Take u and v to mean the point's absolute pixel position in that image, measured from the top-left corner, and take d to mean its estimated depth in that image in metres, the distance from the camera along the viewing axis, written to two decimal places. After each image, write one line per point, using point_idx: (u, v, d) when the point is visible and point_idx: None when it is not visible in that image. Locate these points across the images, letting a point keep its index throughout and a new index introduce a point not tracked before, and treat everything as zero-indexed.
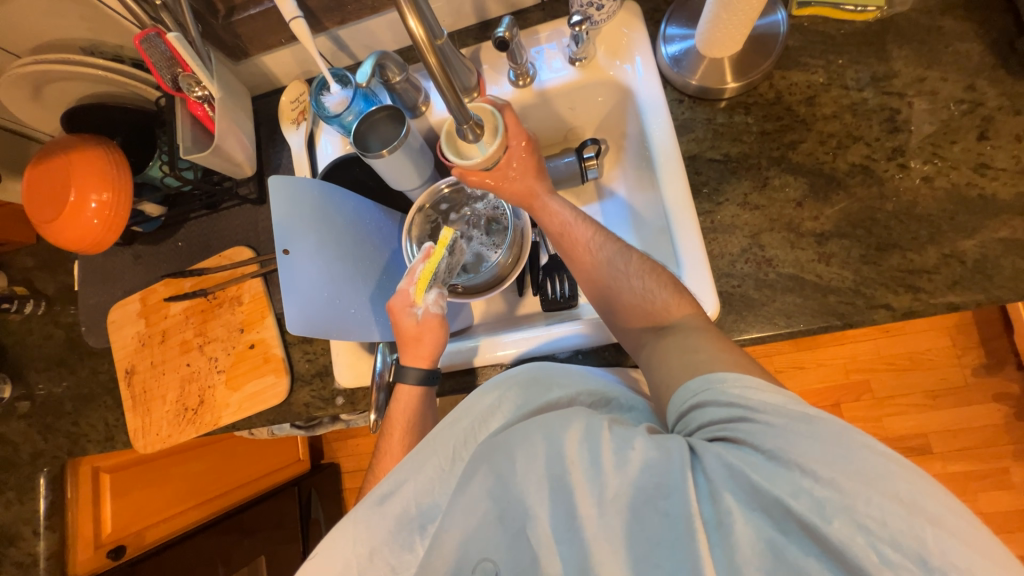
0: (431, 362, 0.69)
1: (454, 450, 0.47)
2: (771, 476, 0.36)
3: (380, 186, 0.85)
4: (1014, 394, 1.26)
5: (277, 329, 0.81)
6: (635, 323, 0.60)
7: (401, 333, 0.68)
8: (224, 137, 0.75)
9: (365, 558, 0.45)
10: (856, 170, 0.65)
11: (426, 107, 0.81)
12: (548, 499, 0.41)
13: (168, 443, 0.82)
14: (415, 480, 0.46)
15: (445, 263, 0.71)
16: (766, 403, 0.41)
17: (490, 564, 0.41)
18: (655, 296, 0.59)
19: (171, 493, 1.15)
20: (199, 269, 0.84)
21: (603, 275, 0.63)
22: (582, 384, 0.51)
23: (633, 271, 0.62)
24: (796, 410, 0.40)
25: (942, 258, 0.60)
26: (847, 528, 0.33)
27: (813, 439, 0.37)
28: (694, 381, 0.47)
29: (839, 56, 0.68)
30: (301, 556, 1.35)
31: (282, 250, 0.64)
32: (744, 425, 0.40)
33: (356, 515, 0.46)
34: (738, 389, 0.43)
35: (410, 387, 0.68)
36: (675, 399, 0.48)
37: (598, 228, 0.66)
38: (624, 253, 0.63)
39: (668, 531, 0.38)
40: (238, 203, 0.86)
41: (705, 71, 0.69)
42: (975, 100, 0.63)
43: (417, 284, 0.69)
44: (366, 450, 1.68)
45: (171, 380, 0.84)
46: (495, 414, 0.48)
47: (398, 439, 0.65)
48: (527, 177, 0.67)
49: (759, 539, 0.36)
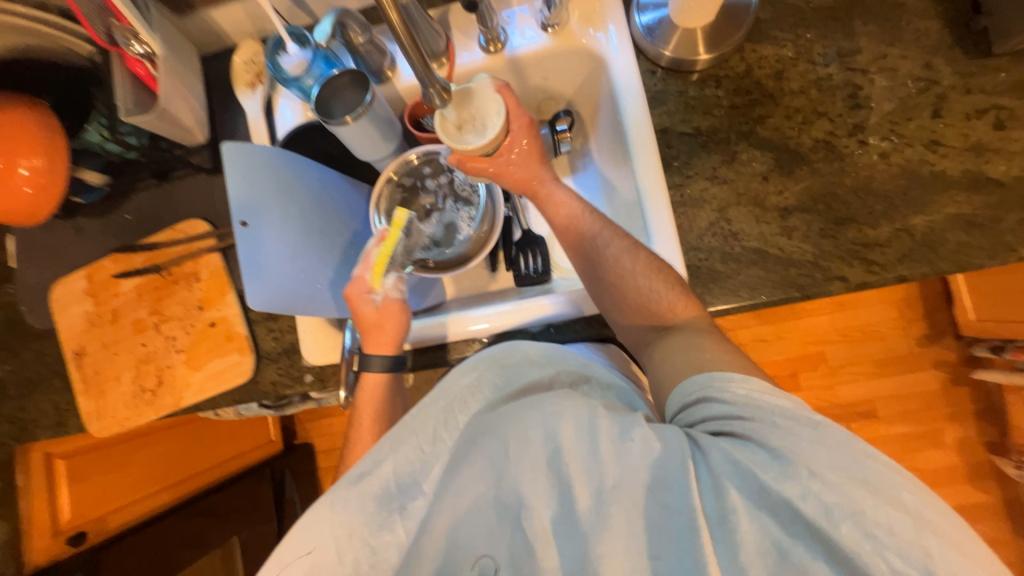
0: (395, 347, 0.68)
1: (434, 431, 0.46)
2: (780, 478, 0.37)
3: (346, 157, 0.81)
4: (951, 361, 1.37)
5: (240, 307, 0.77)
6: (638, 320, 0.61)
7: (360, 320, 0.67)
8: (170, 100, 0.70)
9: (344, 539, 0.43)
10: (819, 146, 0.66)
11: (392, 72, 0.77)
12: (544, 492, 0.40)
13: (126, 426, 0.79)
14: (394, 459, 0.45)
15: (402, 245, 0.69)
16: (772, 405, 0.43)
17: (490, 560, 0.41)
18: (661, 297, 0.60)
19: (135, 478, 1.10)
20: (151, 244, 0.79)
21: (608, 271, 0.63)
22: (560, 363, 0.52)
23: (639, 269, 0.61)
24: (803, 414, 0.41)
25: (894, 232, 0.63)
26: (855, 534, 0.34)
27: (818, 445, 0.38)
28: (699, 377, 0.49)
29: (808, 30, 0.69)
30: (276, 535, 1.34)
31: (241, 221, 0.59)
32: (747, 421, 0.42)
33: (335, 495, 0.44)
34: (743, 391, 0.45)
35: (375, 375, 0.68)
36: (679, 389, 0.50)
37: (604, 221, 0.67)
38: (631, 250, 0.63)
39: (671, 524, 0.38)
40: (192, 172, 0.81)
41: (678, 41, 0.68)
42: (931, 78, 0.65)
43: (373, 269, 0.66)
44: (339, 429, 1.67)
45: (126, 361, 0.80)
46: (475, 393, 0.48)
47: (367, 426, 0.68)
48: (531, 162, 0.67)
49: (764, 536, 0.36)
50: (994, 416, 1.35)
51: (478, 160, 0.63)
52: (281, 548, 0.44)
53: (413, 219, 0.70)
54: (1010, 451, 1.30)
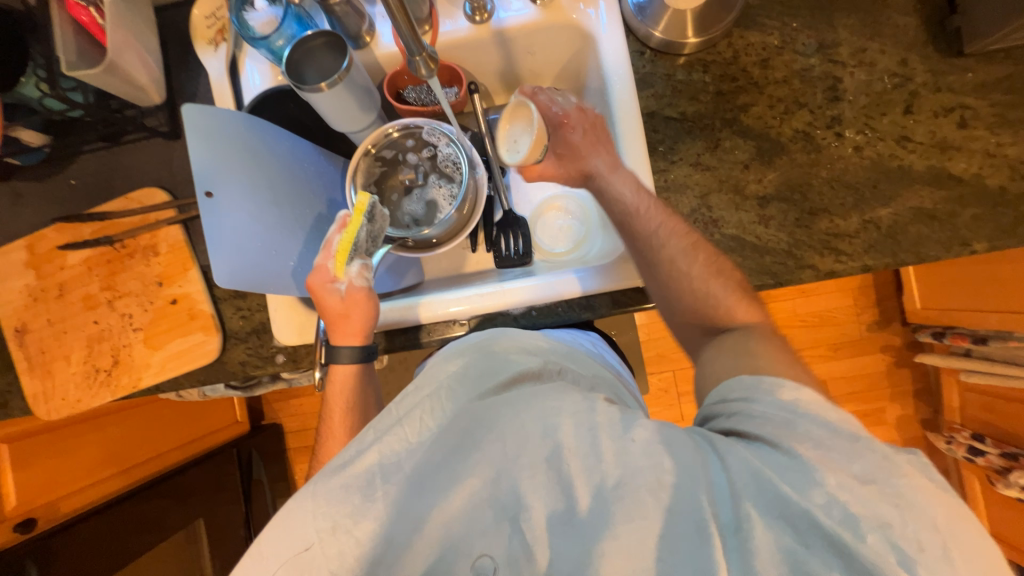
0: (363, 337, 0.67)
1: (420, 422, 0.44)
2: (802, 485, 0.36)
3: (319, 127, 0.77)
4: (897, 345, 1.47)
5: (204, 283, 0.73)
6: (691, 321, 0.62)
7: (325, 310, 0.65)
8: (121, 52, 0.63)
9: (328, 534, 0.39)
10: (798, 136, 0.68)
11: (371, 37, 0.72)
12: (541, 489, 0.39)
13: (78, 408, 0.74)
14: (379, 448, 0.42)
15: (366, 231, 0.65)
16: (819, 413, 0.41)
17: (489, 560, 0.39)
18: (720, 301, 0.60)
19: (88, 462, 1.04)
20: (101, 213, 0.73)
21: (663, 272, 0.62)
22: (548, 353, 0.53)
23: (695, 272, 0.61)
24: (846, 428, 0.39)
25: (862, 224, 0.66)
26: (881, 545, 0.33)
27: (847, 455, 0.37)
28: (747, 378, 0.48)
29: (794, 19, 0.69)
30: (243, 516, 1.32)
31: (204, 190, 0.56)
32: (773, 425, 0.41)
33: (317, 486, 0.41)
34: (792, 397, 0.43)
35: (344, 366, 0.66)
36: (722, 387, 0.49)
37: (662, 213, 0.63)
38: (688, 252, 0.61)
39: (678, 527, 0.36)
40: (146, 136, 0.74)
41: (668, 22, 0.67)
42: (905, 75, 0.67)
43: (335, 258, 0.64)
44: (310, 410, 1.63)
45: (76, 340, 0.74)
46: (460, 381, 0.47)
47: (339, 418, 0.65)
48: (585, 155, 0.67)
49: (778, 549, 0.35)
50: (930, 396, 1.47)
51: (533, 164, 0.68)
52: (260, 539, 0.40)
53: (377, 202, 0.66)
54: (941, 427, 1.43)
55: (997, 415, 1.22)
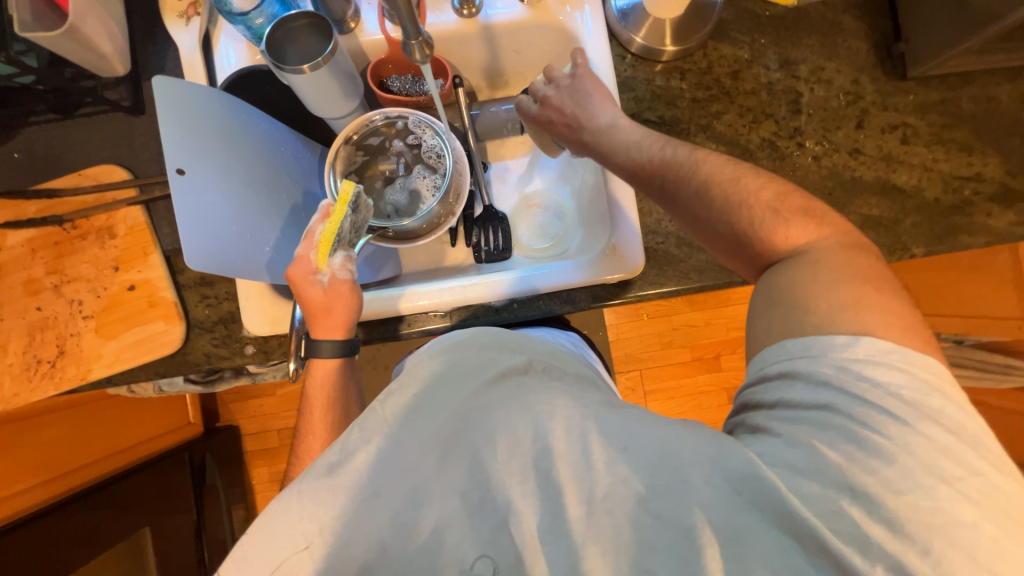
0: (345, 331, 0.64)
1: (408, 420, 0.42)
2: (814, 497, 0.38)
3: (296, 111, 0.74)
4: None
5: (166, 269, 0.69)
6: (739, 260, 0.55)
7: (306, 304, 0.62)
8: (84, 18, 0.59)
9: (315, 535, 0.38)
10: (765, 144, 0.73)
11: (356, 23, 0.72)
12: (533, 496, 0.40)
13: (14, 403, 0.67)
14: (368, 449, 0.40)
15: (350, 222, 0.63)
16: (864, 401, 0.40)
17: (489, 561, 0.38)
18: (753, 233, 0.52)
19: (22, 464, 0.94)
20: (48, 189, 0.67)
21: (686, 214, 0.57)
22: (530, 351, 0.52)
23: (720, 205, 0.54)
24: (899, 417, 0.39)
25: None
26: (886, 571, 0.35)
27: (882, 459, 0.38)
28: (792, 343, 0.44)
29: (763, 36, 0.74)
30: (193, 524, 1.23)
31: (175, 168, 0.53)
32: (807, 422, 0.41)
33: (304, 487, 0.39)
34: (834, 371, 0.42)
35: (324, 361, 0.64)
36: (763, 355, 0.46)
37: (668, 157, 0.59)
38: (703, 186, 0.55)
39: (665, 536, 0.38)
40: (104, 110, 0.69)
41: (649, 29, 0.70)
42: (857, 93, 0.73)
43: (318, 248, 0.61)
44: (270, 411, 1.56)
45: (14, 328, 0.68)
46: (447, 379, 0.45)
47: (319, 415, 0.62)
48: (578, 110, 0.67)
49: (777, 560, 0.37)
50: None
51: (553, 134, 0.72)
52: (241, 547, 0.38)
53: (361, 193, 0.65)
54: None
55: None
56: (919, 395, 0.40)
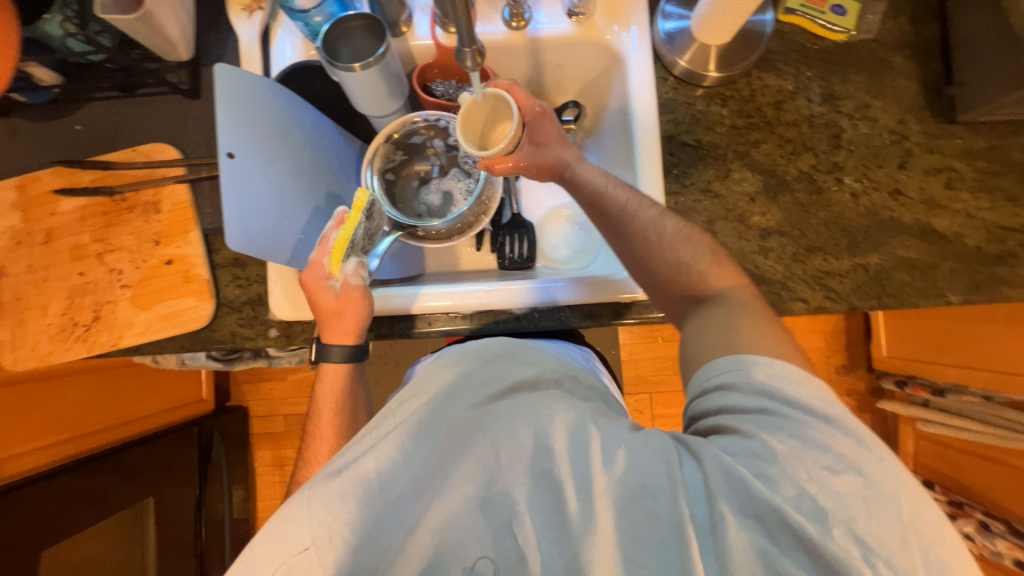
0: (356, 337, 0.65)
1: (420, 426, 0.43)
2: (775, 479, 0.39)
3: (342, 107, 0.77)
4: (860, 391, 1.55)
5: (204, 247, 0.71)
6: (669, 297, 0.62)
7: (318, 308, 0.63)
8: (159, 5, 0.63)
9: (324, 542, 0.37)
10: (802, 177, 0.72)
11: (408, 28, 0.74)
12: (530, 491, 0.40)
13: (47, 361, 0.70)
14: (377, 453, 0.41)
15: (363, 228, 0.64)
16: (792, 396, 0.44)
17: (489, 562, 0.38)
18: (692, 265, 0.60)
19: (42, 423, 0.97)
20: (104, 162, 0.70)
21: (634, 241, 0.62)
22: (543, 363, 0.52)
23: (667, 239, 0.61)
24: (821, 409, 0.43)
25: (853, 265, 0.70)
26: (845, 538, 0.37)
27: (819, 448, 0.40)
28: (723, 360, 0.50)
29: (809, 68, 0.74)
30: (196, 499, 1.25)
31: (226, 151, 0.56)
32: (750, 422, 0.44)
33: (312, 493, 0.39)
34: (766, 376, 0.46)
35: (334, 366, 0.65)
36: (699, 373, 0.51)
37: (630, 191, 0.64)
38: (657, 220, 0.62)
39: (658, 532, 0.39)
40: (164, 91, 0.72)
41: (694, 53, 0.71)
42: (903, 133, 0.72)
43: (332, 254, 0.62)
44: (280, 395, 1.59)
45: (56, 290, 0.71)
46: (456, 391, 0.46)
47: (327, 422, 0.64)
48: (556, 146, 0.67)
49: (750, 545, 0.38)
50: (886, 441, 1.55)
51: (504, 158, 0.63)
52: (251, 547, 0.38)
53: (376, 200, 0.66)
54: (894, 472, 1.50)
55: (947, 465, 1.28)
56: (826, 392, 0.44)
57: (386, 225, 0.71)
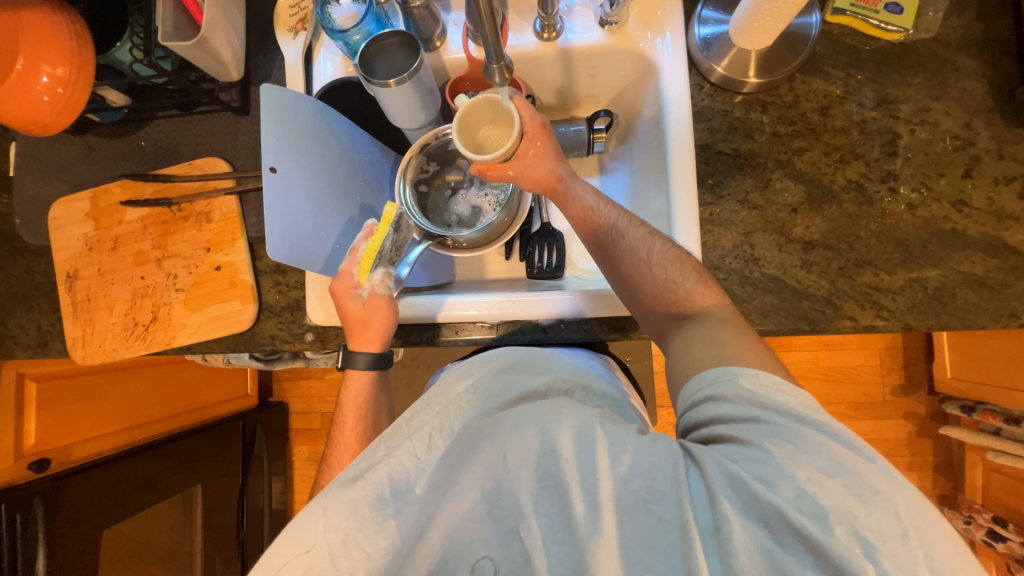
0: (380, 345, 0.68)
1: (430, 438, 0.45)
2: (775, 481, 0.38)
3: (378, 120, 0.80)
4: (920, 414, 1.42)
5: (248, 255, 0.75)
6: (654, 317, 0.60)
7: (346, 316, 0.66)
8: (213, 31, 0.68)
9: (338, 545, 0.41)
10: (851, 186, 0.67)
11: (441, 43, 0.75)
12: (535, 495, 0.39)
13: (112, 357, 0.77)
14: (390, 461, 0.44)
15: (391, 241, 0.66)
16: (782, 403, 0.43)
17: (490, 562, 0.38)
18: (679, 285, 0.58)
19: (107, 413, 1.06)
20: (164, 175, 0.76)
21: (622, 259, 0.61)
22: (555, 373, 0.50)
23: (656, 259, 0.60)
24: (808, 414, 0.42)
25: (908, 281, 0.65)
26: (848, 537, 0.35)
27: (814, 451, 0.39)
28: (710, 373, 0.48)
29: (859, 71, 0.69)
30: (239, 489, 1.33)
31: (270, 166, 0.59)
32: (742, 432, 0.42)
33: (328, 499, 0.42)
34: (752, 385, 0.45)
35: (360, 372, 0.68)
36: (687, 387, 0.49)
37: (621, 211, 0.64)
38: (647, 239, 0.61)
39: (663, 535, 0.38)
40: (217, 109, 0.78)
41: (732, 59, 0.68)
42: (969, 138, 0.66)
43: (360, 265, 0.65)
44: (317, 393, 1.66)
45: (120, 292, 0.78)
46: (470, 401, 0.47)
47: (351, 426, 0.66)
48: (548, 161, 0.63)
49: (756, 548, 0.36)
50: (950, 470, 1.42)
51: (499, 166, 0.62)
52: (267, 556, 0.42)
53: (404, 212, 0.68)
54: (959, 505, 1.37)
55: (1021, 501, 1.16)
56: (809, 399, 0.44)
57: (416, 234, 0.72)
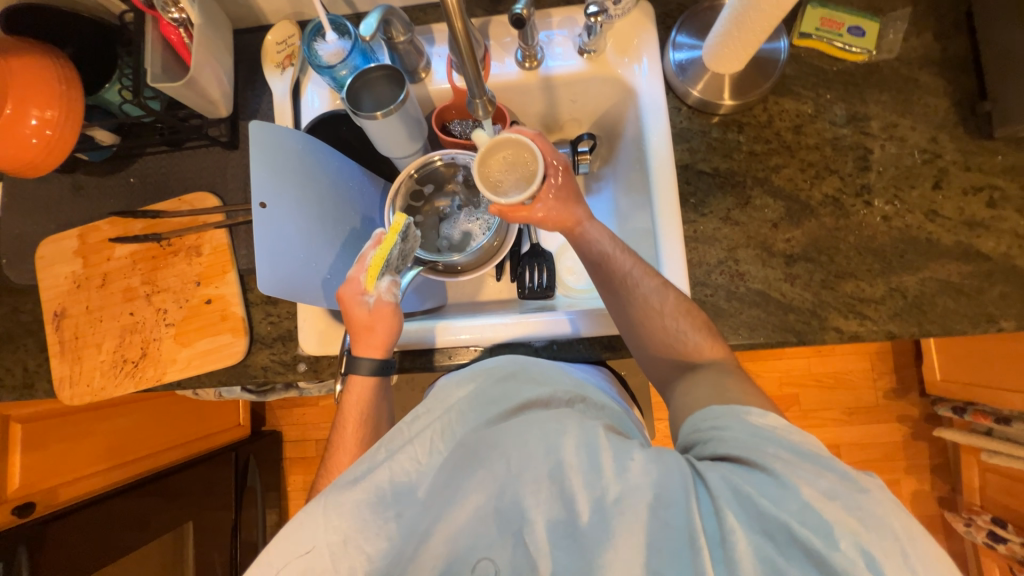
0: (384, 351, 0.66)
1: (431, 441, 0.45)
2: (779, 496, 0.38)
3: (366, 150, 0.81)
4: (913, 417, 1.44)
5: (240, 287, 0.75)
6: (656, 360, 0.60)
7: (351, 322, 0.65)
8: (201, 71, 0.69)
9: (338, 547, 0.41)
10: (827, 201, 0.70)
11: (426, 74, 0.78)
12: (546, 502, 0.40)
13: (101, 396, 0.75)
14: (391, 466, 0.43)
15: (398, 249, 0.66)
16: (784, 437, 0.42)
17: (491, 563, 0.40)
18: (688, 337, 0.58)
19: (93, 451, 1.04)
20: (153, 211, 0.77)
21: (627, 298, 0.61)
22: (557, 383, 0.50)
23: (667, 309, 0.59)
24: (809, 440, 0.41)
25: (888, 291, 0.67)
26: (852, 550, 0.35)
27: (814, 472, 0.39)
28: (716, 407, 0.47)
29: (828, 91, 0.72)
30: (232, 525, 1.29)
31: (259, 202, 0.60)
32: (748, 453, 0.41)
33: (329, 500, 0.42)
34: (761, 420, 0.44)
35: (362, 378, 0.65)
36: (692, 418, 0.48)
37: (636, 259, 0.63)
38: (660, 290, 0.60)
39: (671, 540, 0.38)
40: (206, 144, 0.79)
41: (707, 83, 0.71)
42: (935, 151, 0.69)
43: (368, 271, 0.64)
44: (311, 420, 1.63)
45: (109, 328, 0.77)
46: (471, 406, 0.46)
47: (351, 432, 0.63)
48: (569, 205, 0.64)
49: (757, 557, 0.36)
50: (948, 472, 1.42)
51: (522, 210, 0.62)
52: (263, 556, 0.41)
53: (410, 222, 0.68)
54: (959, 507, 1.37)
55: (1018, 500, 1.17)
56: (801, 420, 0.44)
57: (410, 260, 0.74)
